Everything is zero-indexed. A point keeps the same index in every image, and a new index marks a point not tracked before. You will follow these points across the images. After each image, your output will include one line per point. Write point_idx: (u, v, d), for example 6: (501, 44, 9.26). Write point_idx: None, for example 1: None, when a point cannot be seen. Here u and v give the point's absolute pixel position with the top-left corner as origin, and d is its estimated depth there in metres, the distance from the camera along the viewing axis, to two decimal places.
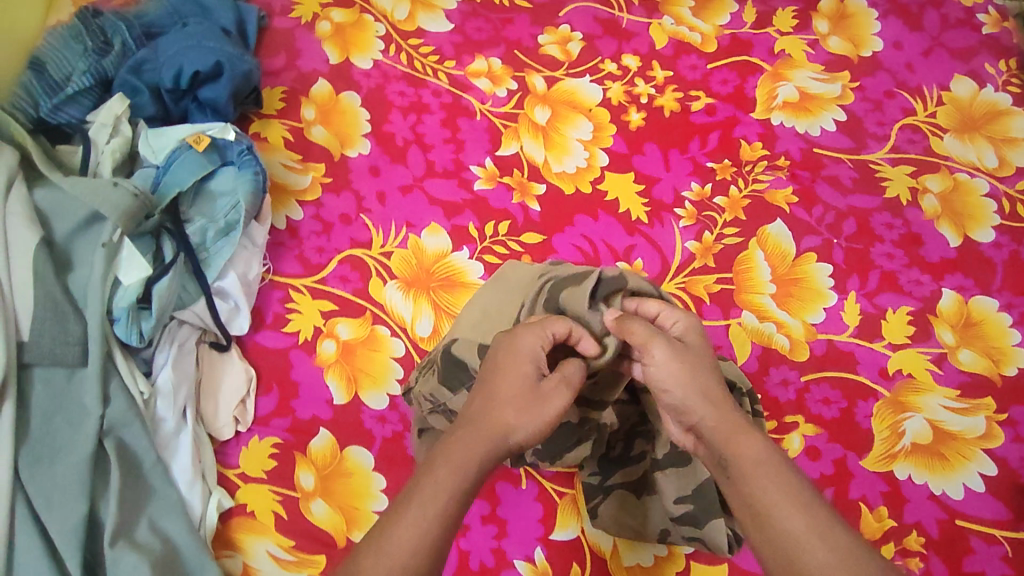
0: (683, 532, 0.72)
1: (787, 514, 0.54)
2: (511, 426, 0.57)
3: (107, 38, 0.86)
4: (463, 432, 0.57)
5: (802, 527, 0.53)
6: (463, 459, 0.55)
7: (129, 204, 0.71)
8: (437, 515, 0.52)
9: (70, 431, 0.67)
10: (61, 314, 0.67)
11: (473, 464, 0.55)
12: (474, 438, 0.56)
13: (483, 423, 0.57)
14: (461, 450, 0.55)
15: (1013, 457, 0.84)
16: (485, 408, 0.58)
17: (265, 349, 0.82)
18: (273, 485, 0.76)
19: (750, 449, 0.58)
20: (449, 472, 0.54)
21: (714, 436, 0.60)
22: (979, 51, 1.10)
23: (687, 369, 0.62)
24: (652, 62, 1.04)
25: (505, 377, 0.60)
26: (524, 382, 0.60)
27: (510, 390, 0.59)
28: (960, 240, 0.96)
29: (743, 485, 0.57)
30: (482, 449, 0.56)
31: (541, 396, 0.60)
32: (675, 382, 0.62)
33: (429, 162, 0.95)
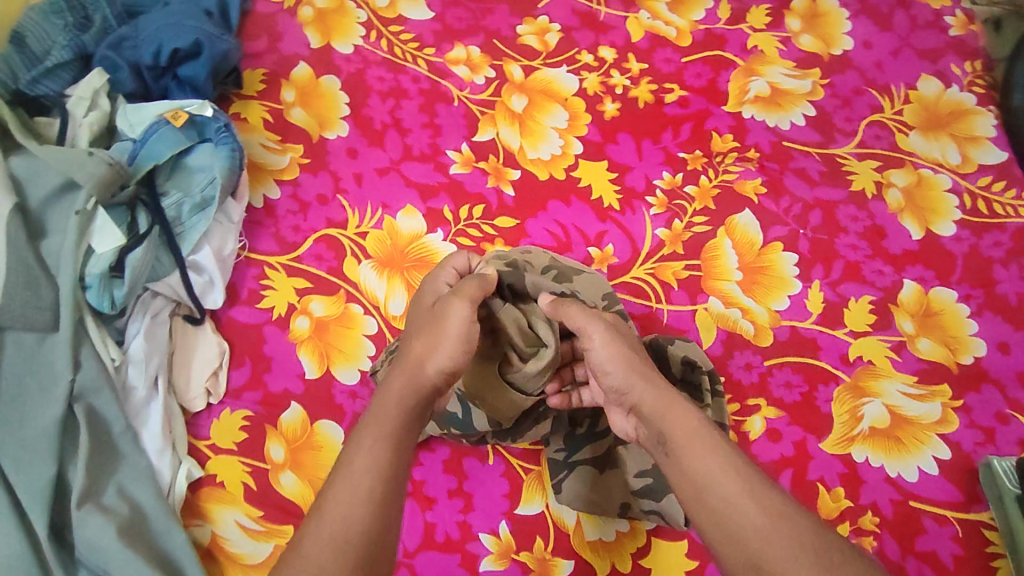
0: (644, 506, 0.76)
1: (723, 481, 0.58)
2: (423, 363, 0.67)
3: (88, 14, 0.87)
4: (388, 386, 0.67)
5: (734, 490, 0.58)
6: (382, 411, 0.64)
7: (105, 173, 0.72)
8: (370, 456, 0.61)
9: (39, 393, 0.68)
10: (33, 280, 0.69)
11: (394, 416, 0.64)
12: (392, 386, 0.66)
13: (398, 376, 0.67)
14: (383, 408, 0.65)
15: (966, 442, 0.87)
16: (403, 359, 0.68)
17: (238, 324, 0.84)
18: (245, 457, 0.77)
19: (685, 421, 0.62)
20: (371, 428, 0.63)
21: (652, 415, 0.64)
22: (946, 52, 1.13)
23: (624, 349, 0.67)
24: (628, 55, 1.06)
25: (418, 326, 0.71)
26: (427, 318, 0.71)
27: (419, 341, 0.69)
28: (922, 233, 0.99)
29: (677, 459, 0.61)
30: (399, 397, 0.65)
31: (440, 316, 0.69)
32: (614, 362, 0.66)
33: (407, 146, 0.96)
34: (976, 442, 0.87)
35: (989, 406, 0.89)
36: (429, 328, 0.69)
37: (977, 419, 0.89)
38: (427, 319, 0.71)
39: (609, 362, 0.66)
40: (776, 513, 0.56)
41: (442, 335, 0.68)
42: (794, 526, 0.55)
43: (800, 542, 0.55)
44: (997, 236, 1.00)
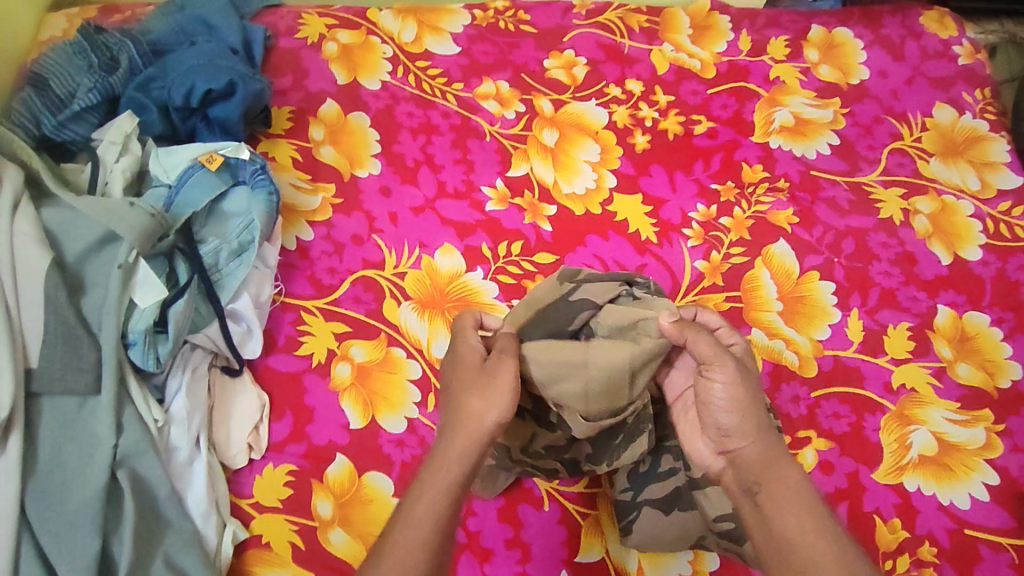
0: (721, 544, 0.73)
1: (814, 546, 0.59)
2: (481, 418, 0.62)
3: (113, 55, 0.86)
4: (444, 439, 0.62)
5: (828, 557, 0.58)
6: (439, 470, 0.61)
7: (146, 224, 0.70)
8: (430, 515, 0.59)
9: (80, 461, 0.65)
10: (74, 340, 0.66)
11: (455, 472, 0.61)
12: (451, 439, 0.62)
13: (455, 429, 0.62)
14: (439, 465, 0.61)
15: (1013, 466, 0.86)
16: (457, 409, 0.63)
17: (277, 373, 0.80)
18: (290, 514, 0.73)
19: (789, 478, 0.63)
20: (432, 487, 0.60)
21: (752, 466, 0.64)
22: (956, 80, 1.15)
23: (748, 396, 0.65)
24: (654, 87, 1.06)
25: (462, 377, 0.65)
26: (472, 367, 0.66)
27: (471, 389, 0.64)
28: (951, 258, 0.99)
29: (771, 515, 0.62)
30: (458, 453, 0.61)
31: (488, 374, 0.64)
32: (734, 405, 0.65)
33: (440, 183, 0.94)
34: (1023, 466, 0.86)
35: None
36: (479, 380, 0.64)
37: (1021, 443, 0.88)
38: (476, 372, 0.65)
39: (726, 400, 0.66)
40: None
41: (495, 386, 0.63)
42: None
43: None
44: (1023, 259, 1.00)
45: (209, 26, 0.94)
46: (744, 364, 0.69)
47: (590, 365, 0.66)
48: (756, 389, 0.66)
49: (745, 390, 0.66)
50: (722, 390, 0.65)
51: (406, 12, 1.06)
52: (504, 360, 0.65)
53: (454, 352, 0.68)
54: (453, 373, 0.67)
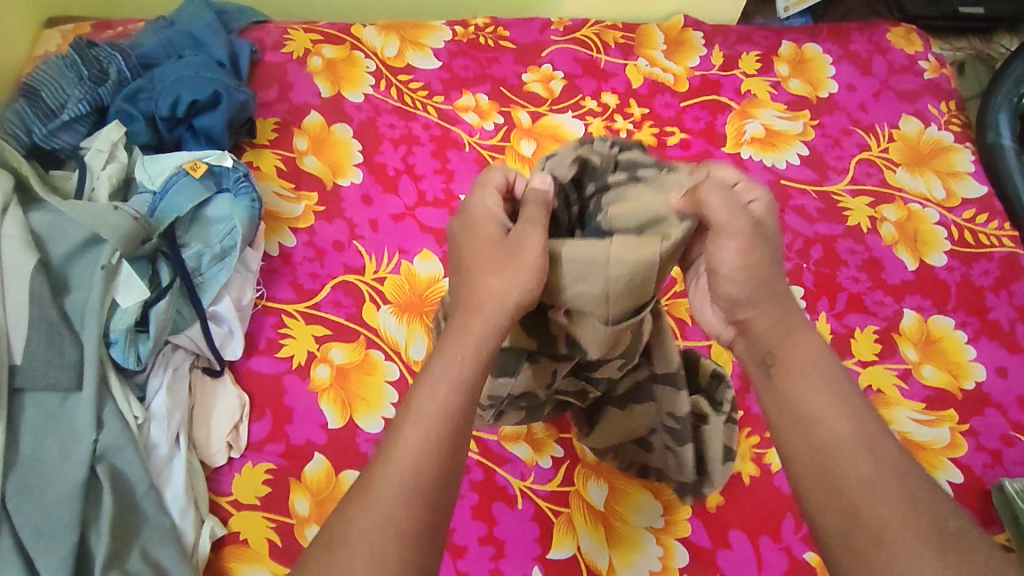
0: (665, 441, 0.73)
1: (837, 416, 0.53)
2: (499, 295, 0.55)
3: (103, 68, 0.90)
4: (454, 325, 0.55)
5: (852, 433, 0.52)
6: (448, 354, 0.53)
7: (130, 227, 0.73)
8: (443, 404, 0.51)
9: (61, 455, 0.67)
10: (58, 338, 0.69)
11: (466, 357, 0.53)
12: (465, 320, 0.55)
13: (471, 311, 0.55)
14: (447, 350, 0.54)
15: (977, 465, 0.88)
16: (473, 287, 0.57)
17: (257, 374, 0.82)
18: (268, 511, 0.75)
19: (806, 352, 0.56)
20: (440, 377, 0.52)
21: (766, 338, 0.58)
22: (923, 94, 1.19)
23: (762, 261, 0.56)
24: (629, 100, 1.10)
25: (482, 253, 0.58)
26: (490, 241, 0.58)
27: (489, 262, 0.57)
28: (916, 264, 1.02)
29: (793, 390, 0.55)
30: (471, 339, 0.54)
31: (515, 246, 0.56)
32: (746, 276, 0.57)
33: (420, 192, 0.97)
34: (986, 464, 0.88)
35: (995, 428, 0.91)
36: (502, 254, 0.57)
37: (984, 442, 0.90)
38: (496, 243, 0.58)
39: (736, 267, 0.56)
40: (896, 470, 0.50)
41: (520, 260, 0.55)
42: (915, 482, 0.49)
43: (911, 502, 0.48)
44: (986, 265, 1.03)
45: (196, 41, 0.98)
46: (765, 225, 0.58)
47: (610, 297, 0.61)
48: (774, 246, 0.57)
49: (770, 251, 0.57)
50: (734, 257, 0.56)
51: (389, 29, 1.10)
52: (532, 229, 0.56)
53: (467, 224, 0.61)
54: (468, 249, 0.60)
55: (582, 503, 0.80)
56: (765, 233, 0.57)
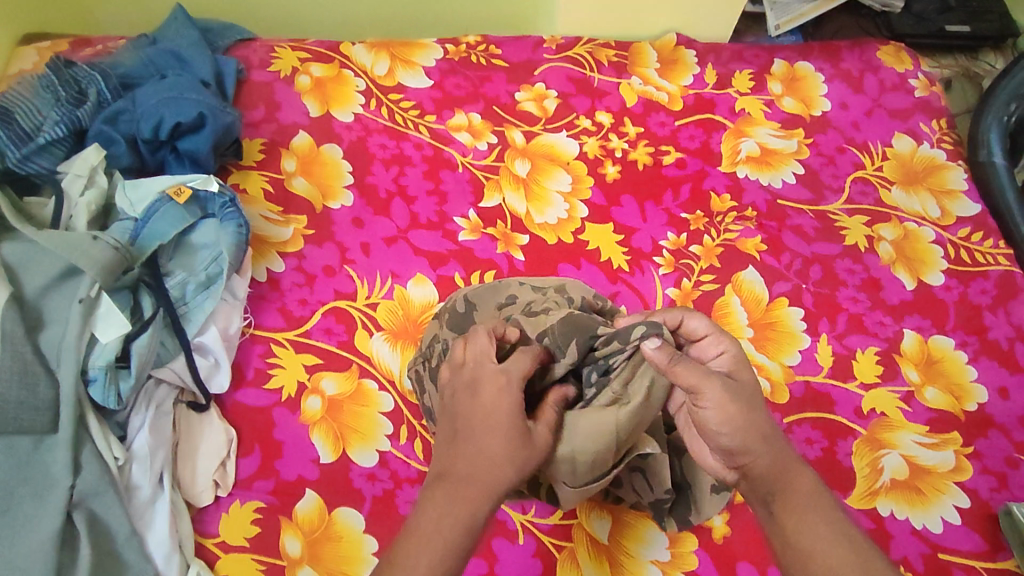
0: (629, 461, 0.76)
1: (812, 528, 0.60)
2: (507, 481, 0.59)
3: (82, 88, 0.87)
4: (447, 492, 0.58)
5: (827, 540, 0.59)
6: (437, 522, 0.56)
7: (110, 257, 0.70)
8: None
9: (36, 503, 0.64)
10: (32, 377, 0.65)
11: (461, 531, 0.57)
12: (465, 494, 0.58)
13: (475, 486, 0.58)
14: (439, 517, 0.57)
15: (983, 489, 0.87)
16: (479, 464, 0.59)
17: (245, 408, 0.78)
18: (257, 553, 0.71)
19: (804, 481, 0.63)
20: (434, 546, 0.55)
21: (766, 475, 0.63)
22: (914, 112, 1.19)
23: (742, 411, 0.63)
24: (624, 119, 1.09)
25: (490, 428, 0.61)
26: (500, 417, 0.61)
27: (499, 442, 0.60)
28: (915, 283, 1.01)
29: (783, 518, 0.61)
30: (467, 514, 0.57)
31: (528, 438, 0.62)
32: (731, 425, 0.62)
33: (413, 214, 0.95)
34: (992, 488, 0.87)
35: (998, 450, 0.90)
36: (513, 437, 0.61)
37: (989, 465, 0.89)
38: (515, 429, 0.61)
39: (721, 425, 0.63)
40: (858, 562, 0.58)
41: (531, 451, 0.62)
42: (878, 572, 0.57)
43: None
44: (983, 284, 1.02)
45: (179, 59, 0.95)
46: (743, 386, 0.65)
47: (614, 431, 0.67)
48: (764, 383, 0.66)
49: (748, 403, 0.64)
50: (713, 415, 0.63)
51: (379, 47, 1.08)
52: (543, 432, 0.64)
53: (479, 389, 0.63)
54: (469, 415, 0.62)
55: (586, 536, 0.77)
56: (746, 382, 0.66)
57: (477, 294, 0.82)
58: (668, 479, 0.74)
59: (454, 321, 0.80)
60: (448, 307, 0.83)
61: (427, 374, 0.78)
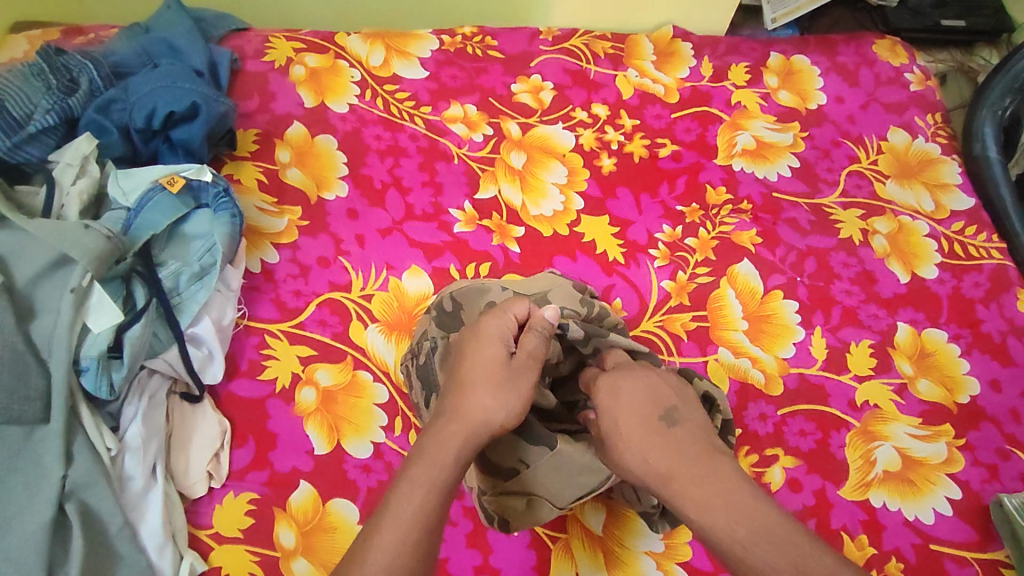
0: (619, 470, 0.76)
1: (699, 506, 0.58)
2: (488, 412, 0.61)
3: (73, 77, 0.86)
4: (434, 435, 0.60)
5: (722, 514, 0.57)
6: (425, 461, 0.58)
7: (101, 247, 0.70)
8: (411, 513, 0.54)
9: (27, 493, 0.64)
10: (23, 367, 0.65)
11: (447, 469, 0.57)
12: (449, 433, 0.59)
13: (458, 422, 0.60)
14: (429, 458, 0.58)
15: (974, 481, 0.88)
16: (462, 403, 0.61)
17: (239, 399, 0.78)
18: (251, 544, 0.71)
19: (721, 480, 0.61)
20: (420, 483, 0.56)
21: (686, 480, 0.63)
22: (910, 106, 1.19)
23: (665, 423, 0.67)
24: (620, 111, 1.09)
25: (482, 372, 0.63)
26: (494, 362, 0.63)
27: (487, 381, 0.62)
28: (909, 276, 1.02)
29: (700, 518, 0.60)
30: (449, 452, 0.58)
31: (513, 377, 0.63)
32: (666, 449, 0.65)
33: (408, 206, 0.94)
34: (984, 480, 0.88)
35: (990, 442, 0.91)
36: (500, 375, 0.63)
37: (981, 457, 0.89)
38: (500, 367, 0.63)
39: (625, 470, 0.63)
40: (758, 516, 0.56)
41: (514, 381, 0.63)
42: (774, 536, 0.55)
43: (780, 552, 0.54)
44: (976, 277, 1.03)
45: (173, 49, 0.94)
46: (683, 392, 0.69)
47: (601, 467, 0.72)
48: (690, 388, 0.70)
49: (622, 435, 0.64)
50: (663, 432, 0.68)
51: (374, 37, 1.08)
52: (530, 368, 0.64)
53: (478, 337, 0.66)
54: (461, 363, 0.65)
55: (581, 530, 0.78)
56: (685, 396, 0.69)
57: (465, 293, 0.81)
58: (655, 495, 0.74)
59: (443, 319, 0.80)
60: (439, 301, 0.82)
61: (416, 371, 0.78)
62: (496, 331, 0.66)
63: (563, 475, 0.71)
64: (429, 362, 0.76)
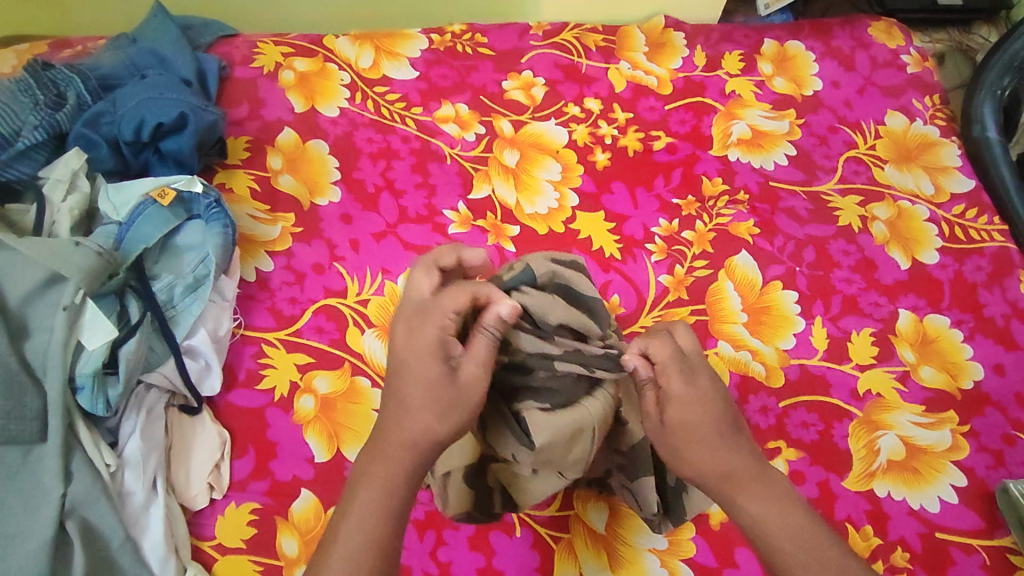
0: (620, 480, 0.75)
1: (758, 509, 0.62)
2: (424, 431, 0.59)
3: (60, 91, 0.86)
4: (376, 455, 0.60)
5: (777, 521, 0.62)
6: (363, 486, 0.59)
7: (93, 264, 0.70)
8: (363, 541, 0.57)
9: (27, 512, 0.64)
10: (18, 387, 0.65)
11: (392, 494, 0.58)
12: (388, 454, 0.60)
13: (390, 443, 0.60)
14: (366, 482, 0.59)
15: (980, 467, 0.87)
16: (398, 421, 0.60)
17: (238, 409, 0.78)
18: (254, 555, 0.72)
19: (751, 506, 0.63)
20: (367, 510, 0.58)
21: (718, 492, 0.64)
22: (907, 88, 1.17)
23: (677, 445, 0.64)
24: (613, 105, 1.08)
25: (414, 386, 0.60)
26: (430, 374, 0.60)
27: (428, 402, 0.60)
28: (910, 262, 1.01)
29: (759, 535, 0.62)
30: (387, 476, 0.59)
31: (452, 390, 0.60)
32: (671, 457, 0.65)
33: (402, 208, 0.94)
34: (989, 466, 0.87)
35: (995, 428, 0.90)
36: (437, 393, 0.60)
37: (986, 443, 0.89)
38: (433, 380, 0.60)
39: (667, 454, 0.65)
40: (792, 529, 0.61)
41: (452, 402, 0.60)
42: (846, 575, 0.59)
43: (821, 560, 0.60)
44: (978, 260, 1.01)
45: (160, 58, 0.94)
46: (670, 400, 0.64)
47: (586, 427, 0.65)
48: (709, 388, 0.64)
49: (687, 439, 0.64)
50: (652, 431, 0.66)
51: (363, 38, 1.07)
52: (476, 374, 0.60)
53: (411, 337, 0.62)
54: (401, 374, 0.61)
55: (584, 528, 0.78)
56: (683, 408, 0.64)
57: None
58: (653, 494, 0.72)
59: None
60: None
61: None
62: (430, 342, 0.61)
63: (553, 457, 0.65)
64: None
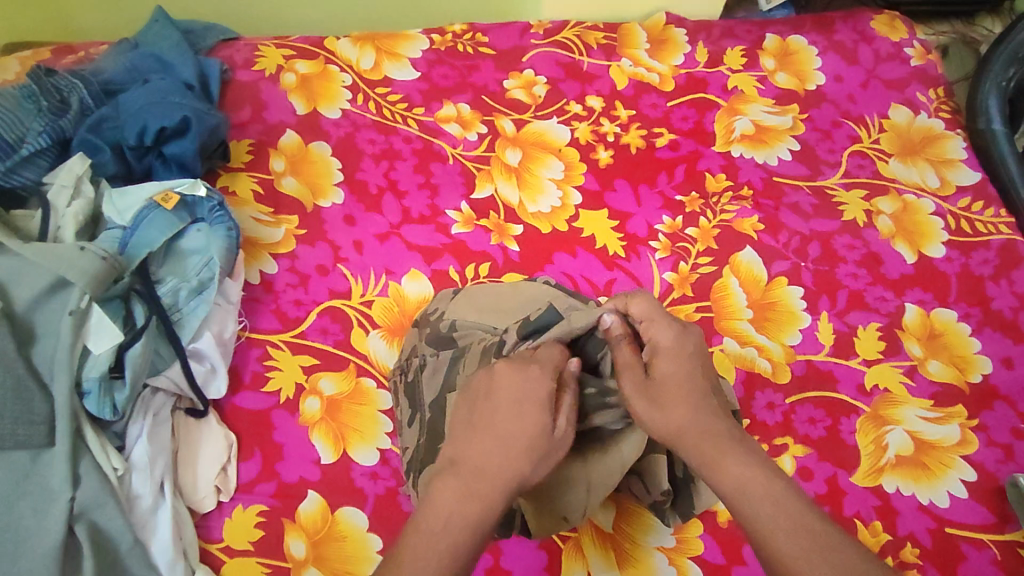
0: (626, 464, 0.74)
1: (739, 474, 0.57)
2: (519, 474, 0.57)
3: (63, 97, 0.87)
4: (462, 489, 0.55)
5: (758, 487, 0.56)
6: (445, 521, 0.54)
7: (98, 268, 0.70)
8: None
9: (36, 517, 0.64)
10: (26, 393, 0.66)
11: (472, 534, 0.54)
12: (477, 492, 0.55)
13: (486, 481, 0.56)
14: (449, 516, 0.54)
15: (989, 461, 0.86)
16: (495, 459, 0.57)
17: (244, 411, 0.78)
18: (262, 557, 0.72)
19: (735, 471, 0.58)
20: (447, 549, 0.53)
21: (696, 456, 0.59)
22: (911, 82, 1.17)
23: (658, 399, 0.61)
24: (615, 103, 1.08)
25: (514, 428, 0.58)
26: (533, 423, 0.59)
27: (529, 447, 0.58)
28: (916, 256, 1.00)
29: (739, 505, 0.57)
30: (477, 516, 0.54)
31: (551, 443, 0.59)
32: (648, 414, 0.61)
33: (405, 209, 0.94)
34: (999, 460, 0.87)
35: (1004, 422, 0.89)
36: (539, 442, 0.58)
37: (995, 437, 0.88)
38: (536, 429, 0.59)
39: (649, 406, 0.61)
40: (776, 497, 0.56)
41: (550, 453, 0.59)
42: (834, 552, 0.53)
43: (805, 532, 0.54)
44: (985, 254, 1.01)
45: (162, 63, 0.95)
46: (658, 357, 0.64)
47: (578, 475, 0.68)
48: (695, 350, 0.65)
49: (668, 391, 0.62)
50: (633, 387, 0.63)
51: (364, 40, 1.07)
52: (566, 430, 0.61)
53: (503, 383, 0.61)
54: (499, 412, 0.59)
55: (591, 527, 0.77)
56: (667, 362, 0.64)
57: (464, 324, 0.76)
58: (665, 481, 0.71)
59: (438, 342, 0.76)
60: (429, 316, 0.81)
61: (404, 387, 0.77)
62: (542, 391, 0.60)
63: (547, 495, 0.68)
64: (416, 381, 0.75)
